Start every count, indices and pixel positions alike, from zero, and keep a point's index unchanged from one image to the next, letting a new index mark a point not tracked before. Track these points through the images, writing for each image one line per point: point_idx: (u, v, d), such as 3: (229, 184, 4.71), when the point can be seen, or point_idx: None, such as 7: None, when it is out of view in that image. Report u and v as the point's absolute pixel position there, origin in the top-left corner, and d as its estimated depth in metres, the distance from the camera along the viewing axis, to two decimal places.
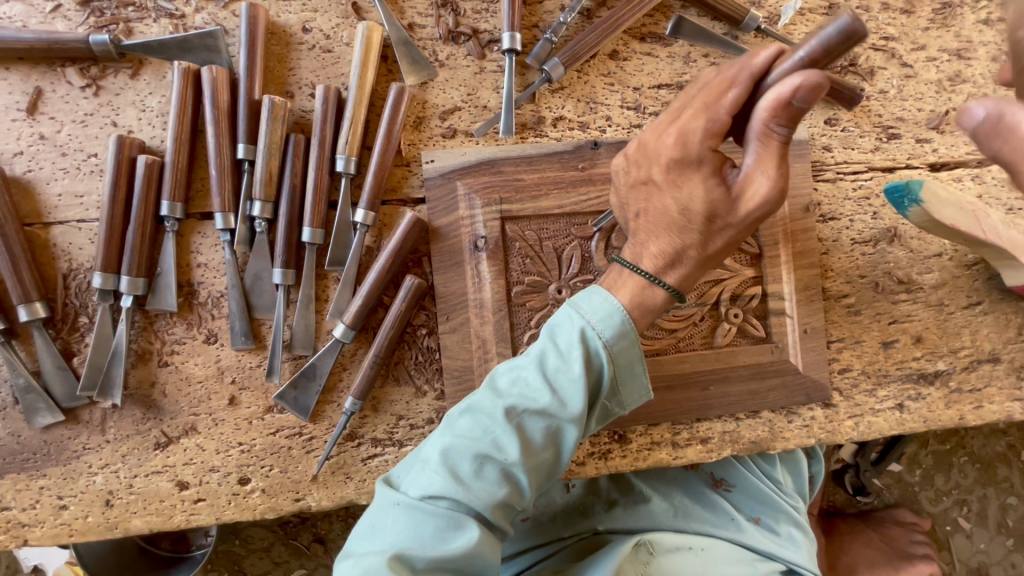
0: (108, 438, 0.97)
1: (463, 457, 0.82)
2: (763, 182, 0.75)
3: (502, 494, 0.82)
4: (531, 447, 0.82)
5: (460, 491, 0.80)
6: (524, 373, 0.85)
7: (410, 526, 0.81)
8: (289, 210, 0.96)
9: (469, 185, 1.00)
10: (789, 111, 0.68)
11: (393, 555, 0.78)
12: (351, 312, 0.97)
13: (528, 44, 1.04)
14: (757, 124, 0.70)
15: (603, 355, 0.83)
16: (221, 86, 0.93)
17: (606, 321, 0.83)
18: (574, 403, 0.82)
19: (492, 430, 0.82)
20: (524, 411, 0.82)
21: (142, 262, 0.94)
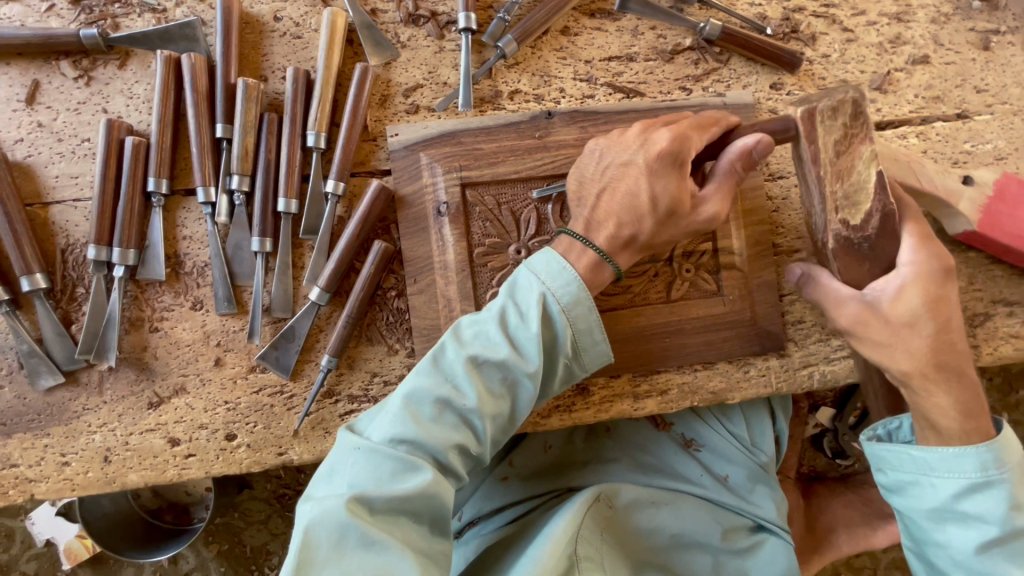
0: (105, 399, 1.06)
1: (424, 402, 0.87)
2: (710, 204, 0.94)
3: (458, 437, 0.87)
4: (489, 396, 0.88)
5: (419, 432, 0.85)
6: (487, 327, 0.91)
7: (372, 469, 0.83)
8: (264, 183, 1.04)
9: (432, 155, 1.07)
10: (748, 159, 0.93)
11: (355, 496, 0.79)
12: (325, 275, 1.04)
13: (484, 24, 1.12)
14: (726, 159, 0.93)
15: (562, 316, 0.89)
16: (199, 70, 1.02)
17: (565, 283, 0.90)
18: (533, 356, 0.88)
19: (452, 377, 0.88)
20: (484, 362, 0.88)
21: (133, 234, 1.02)
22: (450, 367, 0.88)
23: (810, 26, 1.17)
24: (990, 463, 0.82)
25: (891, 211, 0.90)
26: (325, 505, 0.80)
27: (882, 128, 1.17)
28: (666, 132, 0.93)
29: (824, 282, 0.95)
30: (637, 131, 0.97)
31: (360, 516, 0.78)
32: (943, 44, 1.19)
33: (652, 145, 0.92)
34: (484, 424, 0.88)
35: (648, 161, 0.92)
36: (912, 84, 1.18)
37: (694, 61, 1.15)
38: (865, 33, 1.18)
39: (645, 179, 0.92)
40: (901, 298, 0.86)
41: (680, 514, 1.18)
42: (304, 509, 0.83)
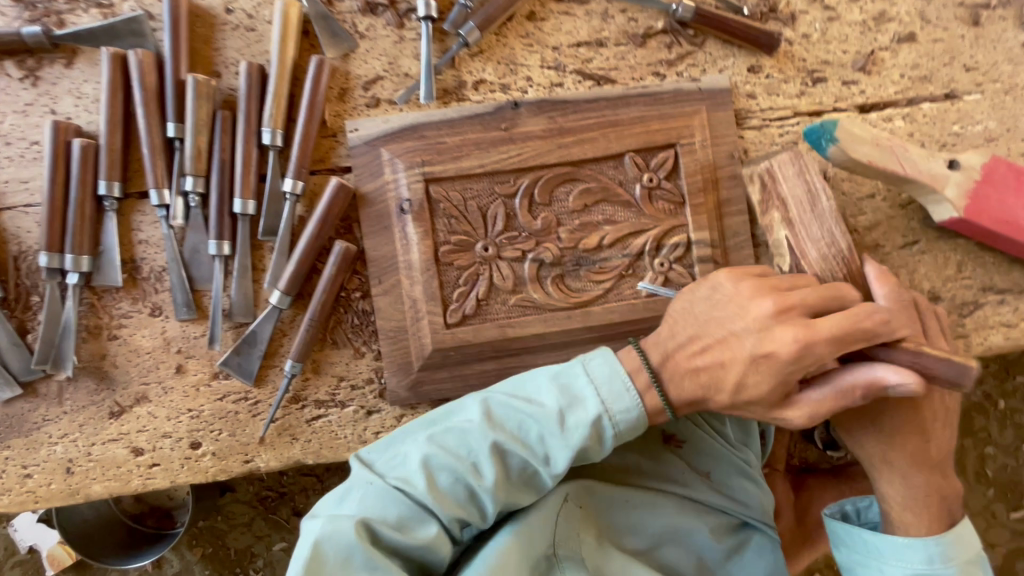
0: (66, 409, 1.03)
1: (444, 469, 0.86)
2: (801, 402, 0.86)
3: (463, 511, 0.87)
4: (505, 486, 0.87)
5: (430, 497, 0.85)
6: (525, 413, 0.87)
7: (380, 504, 0.84)
8: (220, 184, 1.01)
9: (393, 150, 1.03)
10: (880, 388, 0.82)
11: (362, 521, 0.82)
12: (285, 278, 1.01)
13: (445, 11, 1.07)
14: (849, 385, 0.83)
15: (603, 436, 0.86)
16: (148, 68, 0.98)
17: (619, 408, 0.86)
18: (559, 466, 0.86)
19: (476, 456, 0.86)
20: (511, 452, 0.86)
21: (85, 240, 0.99)
22: (480, 447, 0.86)
23: (789, 5, 1.12)
24: (936, 557, 0.91)
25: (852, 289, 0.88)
26: (333, 526, 0.82)
27: (866, 111, 1.12)
28: (789, 336, 0.82)
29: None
30: (766, 308, 0.84)
31: (365, 538, 0.81)
32: (930, 20, 1.13)
33: (770, 355, 0.83)
34: (492, 506, 0.89)
35: (750, 362, 0.84)
36: (898, 64, 1.12)
37: (667, 45, 1.10)
38: (847, 10, 1.12)
39: (746, 368, 0.85)
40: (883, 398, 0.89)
41: (660, 514, 1.15)
42: (309, 526, 0.86)
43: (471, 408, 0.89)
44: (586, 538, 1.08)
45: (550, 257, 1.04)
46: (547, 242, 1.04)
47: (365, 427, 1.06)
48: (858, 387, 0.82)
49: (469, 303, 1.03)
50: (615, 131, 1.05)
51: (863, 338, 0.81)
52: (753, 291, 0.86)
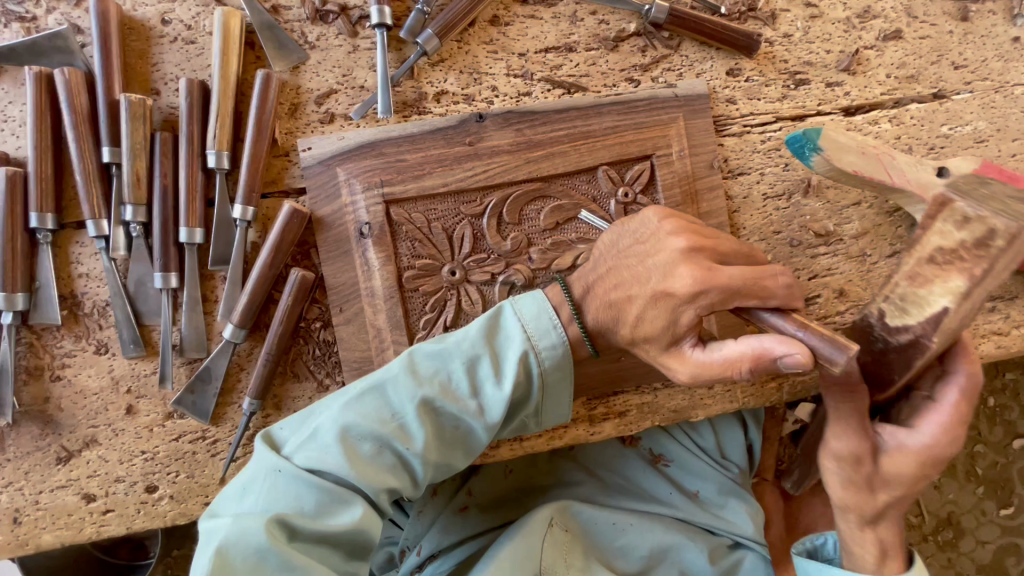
0: (9, 456, 0.97)
1: (364, 437, 0.76)
2: (689, 370, 0.80)
3: (392, 481, 0.76)
4: (437, 444, 0.78)
5: (352, 470, 0.74)
6: (451, 365, 0.78)
7: (292, 494, 0.72)
8: (162, 212, 0.93)
9: (350, 169, 0.96)
10: (767, 362, 0.75)
11: (276, 519, 0.70)
12: (238, 311, 0.94)
13: (402, 17, 0.99)
14: (740, 350, 0.76)
15: (538, 376, 0.79)
16: (76, 87, 0.90)
17: (550, 345, 0.79)
18: (495, 415, 0.78)
19: (401, 415, 0.77)
20: (440, 407, 0.77)
21: (18, 277, 0.92)
22: (402, 404, 0.77)
23: (769, 3, 1.05)
24: None
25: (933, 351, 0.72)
26: (238, 528, 0.70)
27: (852, 114, 1.07)
28: (689, 276, 0.78)
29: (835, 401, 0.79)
30: (679, 246, 0.81)
31: (279, 541, 0.69)
32: (917, 16, 1.07)
33: (670, 293, 0.79)
34: (425, 471, 0.79)
35: (651, 298, 0.80)
36: (883, 63, 1.07)
37: (641, 49, 1.03)
38: (830, 7, 1.06)
39: (644, 307, 0.81)
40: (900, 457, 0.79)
41: (652, 535, 1.09)
42: (211, 529, 0.73)
43: (390, 366, 0.80)
44: (573, 562, 1.02)
45: (521, 279, 0.97)
46: (518, 263, 0.98)
47: None
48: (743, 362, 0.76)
49: (437, 331, 0.97)
50: (587, 143, 0.99)
51: (759, 296, 0.78)
52: (671, 230, 0.84)
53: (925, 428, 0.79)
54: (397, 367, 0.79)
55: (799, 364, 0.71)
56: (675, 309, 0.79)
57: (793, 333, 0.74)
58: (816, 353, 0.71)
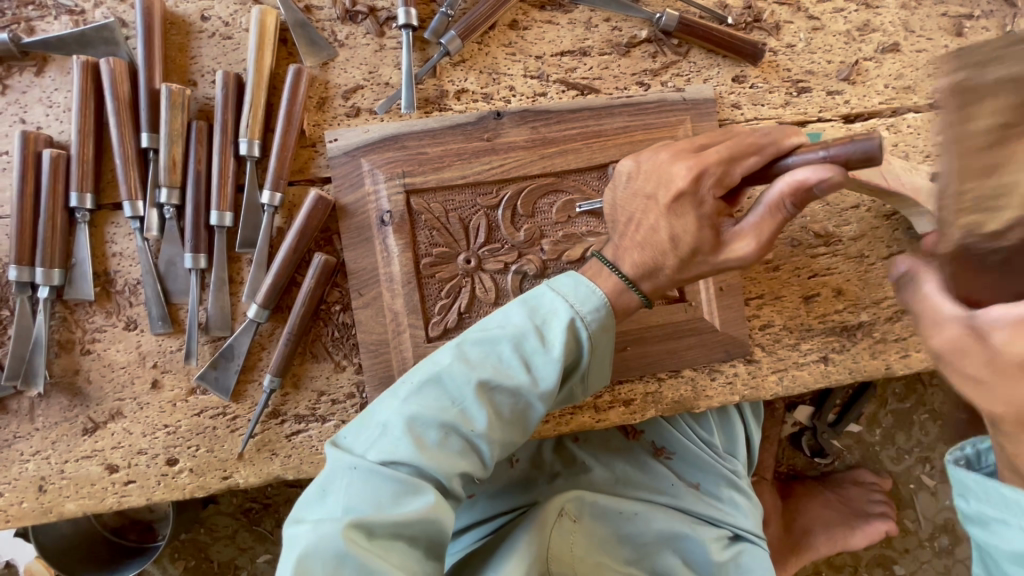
0: (37, 426, 1.01)
1: (429, 426, 0.78)
2: (748, 243, 0.78)
3: (463, 465, 0.78)
4: (499, 422, 0.80)
5: (425, 460, 0.76)
6: (501, 346, 0.81)
7: (368, 490, 0.74)
8: (195, 196, 0.98)
9: (374, 161, 1.01)
10: (806, 194, 0.73)
11: (351, 522, 0.72)
12: (263, 292, 0.99)
13: (427, 19, 1.06)
14: (776, 196, 0.74)
15: (585, 341, 0.82)
16: (120, 76, 0.96)
17: (592, 309, 0.82)
18: (551, 385, 0.80)
19: (462, 400, 0.79)
20: (497, 386, 0.79)
21: (56, 253, 0.97)
22: (458, 389, 0.79)
23: (773, 15, 1.11)
24: None
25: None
26: (319, 534, 0.72)
27: (851, 122, 1.12)
28: (692, 170, 0.78)
29: (923, 291, 0.70)
30: (666, 155, 0.83)
31: (356, 544, 0.71)
32: (914, 31, 1.13)
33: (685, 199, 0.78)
34: (491, 449, 0.81)
35: (669, 209, 0.79)
36: (881, 74, 1.12)
37: (651, 54, 1.09)
38: (831, 20, 1.12)
39: (665, 219, 0.80)
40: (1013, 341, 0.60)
41: (655, 524, 1.12)
42: (296, 536, 0.75)
43: (439, 358, 0.82)
44: (578, 552, 1.06)
45: (534, 269, 1.02)
46: (531, 253, 1.03)
47: None
48: (788, 198, 0.73)
49: (451, 317, 1.01)
50: (599, 142, 1.04)
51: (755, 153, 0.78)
52: (650, 154, 0.85)
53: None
54: (446, 356, 0.82)
55: (833, 178, 0.69)
56: (692, 214, 0.79)
57: (817, 155, 0.73)
58: (847, 160, 0.70)
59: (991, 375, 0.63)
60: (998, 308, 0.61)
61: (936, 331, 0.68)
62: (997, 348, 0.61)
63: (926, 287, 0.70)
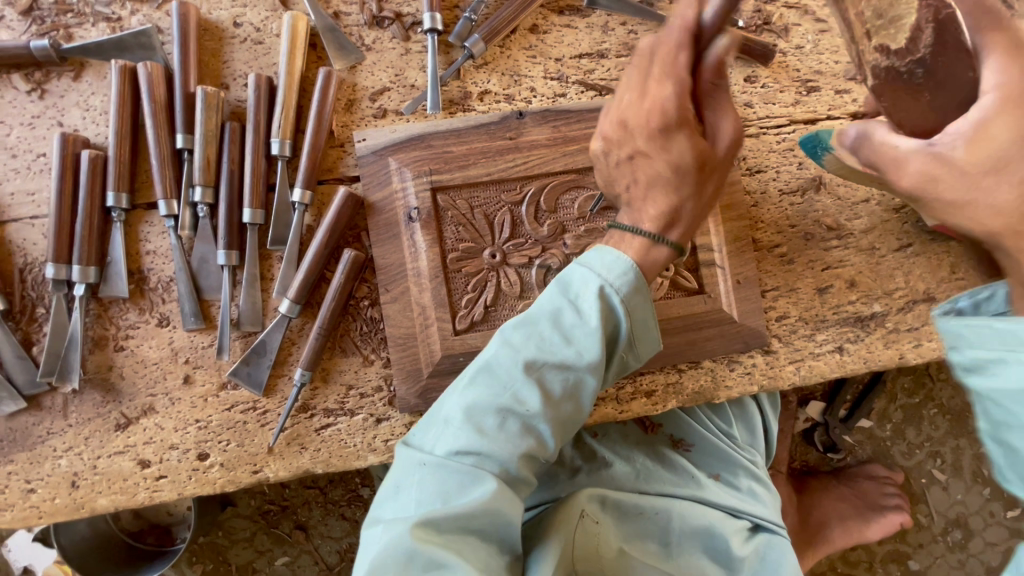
0: (70, 422, 1.02)
1: (484, 411, 0.79)
2: (727, 122, 0.83)
3: (526, 445, 0.79)
4: (553, 398, 0.81)
5: (486, 445, 0.78)
6: (541, 327, 0.82)
7: (436, 486, 0.77)
8: (229, 194, 1.01)
9: (401, 159, 1.04)
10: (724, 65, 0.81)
11: (419, 521, 0.75)
12: (294, 287, 1.01)
13: (450, 24, 1.10)
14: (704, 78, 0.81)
15: (620, 307, 0.82)
16: (157, 79, 0.99)
17: (620, 274, 0.82)
18: (595, 354, 0.81)
19: (512, 385, 0.80)
20: (544, 363, 0.81)
21: (93, 251, 0.99)
22: (506, 374, 0.80)
23: (782, 17, 1.16)
24: None
25: (947, 15, 0.69)
26: (392, 534, 0.75)
27: (859, 119, 1.16)
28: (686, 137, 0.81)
29: (879, 139, 0.77)
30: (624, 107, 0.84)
31: (428, 542, 0.73)
32: None
33: (679, 161, 0.82)
34: (550, 426, 0.81)
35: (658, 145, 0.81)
36: None
37: None
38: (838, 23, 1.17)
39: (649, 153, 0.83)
40: (979, 137, 0.68)
41: (678, 519, 1.11)
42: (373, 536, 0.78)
43: (487, 350, 0.84)
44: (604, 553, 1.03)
45: (557, 263, 1.05)
46: (554, 248, 1.06)
47: (375, 435, 1.05)
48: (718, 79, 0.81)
49: (478, 310, 1.04)
50: None
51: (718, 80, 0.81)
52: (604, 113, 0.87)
53: (988, 75, 0.69)
54: (489, 345, 0.84)
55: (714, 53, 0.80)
56: (681, 131, 0.81)
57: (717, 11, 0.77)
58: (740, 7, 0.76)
59: (969, 173, 0.70)
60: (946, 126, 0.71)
61: (900, 169, 0.74)
62: (960, 163, 0.69)
63: (881, 133, 0.77)
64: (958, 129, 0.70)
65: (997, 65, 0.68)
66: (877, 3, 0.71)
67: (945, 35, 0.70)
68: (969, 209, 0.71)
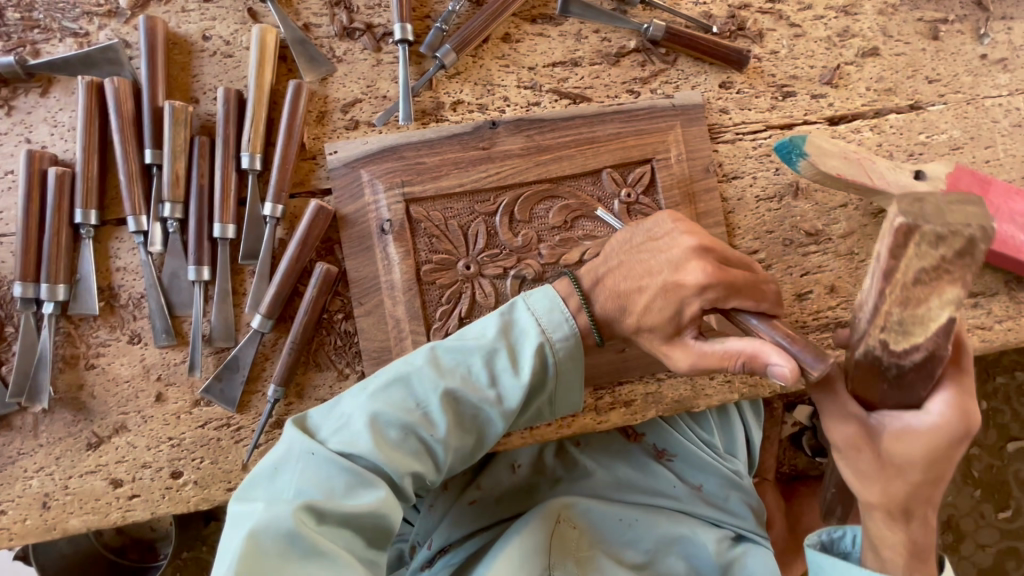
0: (41, 442, 1.01)
1: (391, 423, 0.80)
2: (684, 362, 0.84)
3: (417, 467, 0.81)
4: (459, 431, 0.82)
5: (381, 456, 0.78)
6: (471, 359, 0.83)
7: (324, 477, 0.76)
8: (198, 210, 1.00)
9: (373, 171, 1.03)
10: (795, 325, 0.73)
11: (304, 505, 0.73)
12: (266, 302, 1.00)
13: (422, 34, 1.09)
14: (735, 348, 0.78)
15: (552, 366, 0.84)
16: (124, 95, 0.98)
17: (562, 338, 0.84)
18: (513, 404, 0.83)
19: (425, 405, 0.81)
20: (462, 397, 0.82)
21: (61, 269, 0.98)
22: (424, 394, 0.81)
23: (756, 23, 1.15)
24: None
25: (939, 356, 0.68)
26: (272, 513, 0.73)
27: (836, 123, 1.15)
28: (699, 270, 0.81)
29: (838, 394, 0.78)
30: (690, 244, 0.85)
31: (306, 526, 0.72)
32: (892, 35, 1.17)
33: (680, 285, 0.82)
34: (446, 455, 0.83)
35: (660, 290, 0.83)
36: (862, 77, 1.16)
37: (640, 63, 1.13)
38: (812, 27, 1.16)
39: (659, 300, 0.84)
40: (902, 442, 0.76)
41: (658, 527, 1.11)
42: (246, 514, 0.76)
43: (412, 359, 0.83)
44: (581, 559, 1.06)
45: (532, 273, 1.04)
46: (529, 258, 1.05)
47: None
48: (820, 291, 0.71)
49: (452, 322, 1.03)
50: (592, 148, 1.07)
51: (754, 298, 0.82)
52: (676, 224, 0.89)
53: (934, 407, 0.75)
54: (417, 360, 0.83)
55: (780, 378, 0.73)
56: (693, 262, 0.83)
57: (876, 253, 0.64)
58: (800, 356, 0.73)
59: (878, 473, 0.78)
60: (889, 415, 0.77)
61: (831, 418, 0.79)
62: (884, 449, 0.77)
63: (841, 391, 0.78)
64: (885, 428, 0.77)
65: (945, 400, 0.74)
66: (906, 313, 0.65)
67: (930, 367, 0.69)
68: (866, 486, 0.80)
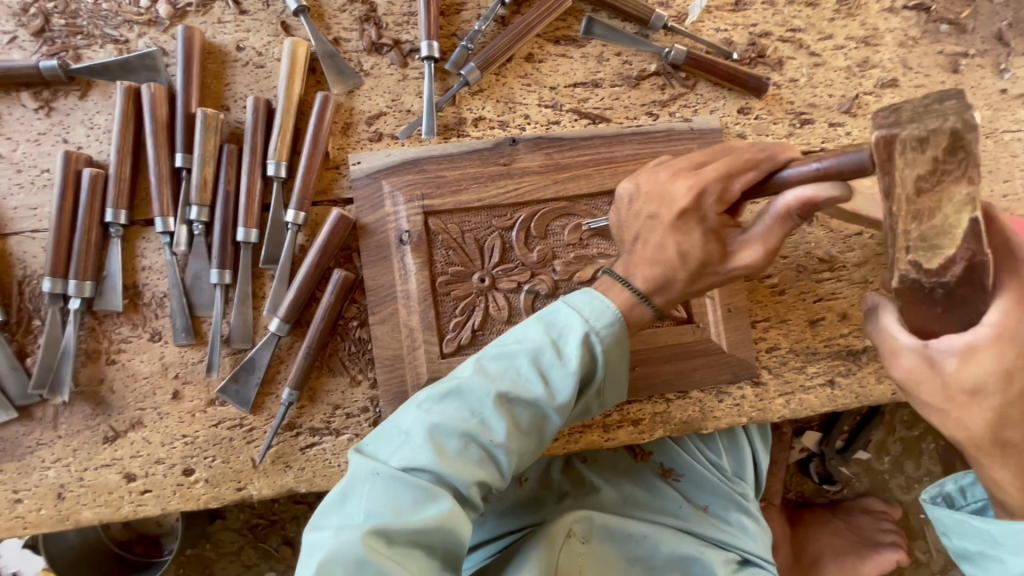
0: (60, 433, 1.03)
1: (450, 434, 0.80)
2: (751, 250, 0.80)
3: (482, 473, 0.81)
4: (517, 433, 0.83)
5: (444, 466, 0.78)
6: (517, 361, 0.84)
7: (389, 496, 0.77)
8: (224, 214, 1.03)
9: (394, 183, 1.06)
10: (811, 205, 0.73)
11: (373, 530, 0.74)
12: (285, 306, 1.02)
13: (448, 52, 1.12)
14: (782, 208, 0.75)
15: (600, 356, 0.85)
16: (160, 100, 1.02)
17: (606, 324, 0.85)
18: (568, 396, 0.83)
19: (481, 412, 0.82)
20: (514, 398, 0.83)
21: (88, 266, 1.01)
22: (477, 400, 0.82)
23: (776, 51, 1.17)
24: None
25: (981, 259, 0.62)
26: (341, 541, 0.74)
27: None
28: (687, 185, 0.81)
29: (883, 323, 0.75)
30: (662, 174, 0.86)
31: (377, 551, 0.73)
32: (911, 68, 1.18)
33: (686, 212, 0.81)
34: (509, 458, 0.83)
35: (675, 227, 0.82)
36: (881, 108, 1.17)
37: (660, 87, 1.15)
38: (832, 56, 1.17)
39: (672, 238, 0.83)
40: (971, 363, 0.66)
41: (666, 546, 1.11)
42: (317, 542, 0.77)
43: (459, 371, 0.85)
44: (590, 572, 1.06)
45: (546, 288, 1.06)
46: (543, 273, 1.06)
47: None
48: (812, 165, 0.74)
49: (466, 333, 1.05)
50: (610, 167, 1.08)
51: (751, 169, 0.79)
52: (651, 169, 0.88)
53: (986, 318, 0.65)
54: (463, 368, 0.85)
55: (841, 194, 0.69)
56: (678, 180, 0.82)
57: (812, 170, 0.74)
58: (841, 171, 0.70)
59: (948, 403, 0.70)
60: (945, 338, 0.68)
61: (895, 356, 0.73)
62: (947, 374, 0.68)
63: (887, 320, 0.74)
64: (947, 355, 0.68)
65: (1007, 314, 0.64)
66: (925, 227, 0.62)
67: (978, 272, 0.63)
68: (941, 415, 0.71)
